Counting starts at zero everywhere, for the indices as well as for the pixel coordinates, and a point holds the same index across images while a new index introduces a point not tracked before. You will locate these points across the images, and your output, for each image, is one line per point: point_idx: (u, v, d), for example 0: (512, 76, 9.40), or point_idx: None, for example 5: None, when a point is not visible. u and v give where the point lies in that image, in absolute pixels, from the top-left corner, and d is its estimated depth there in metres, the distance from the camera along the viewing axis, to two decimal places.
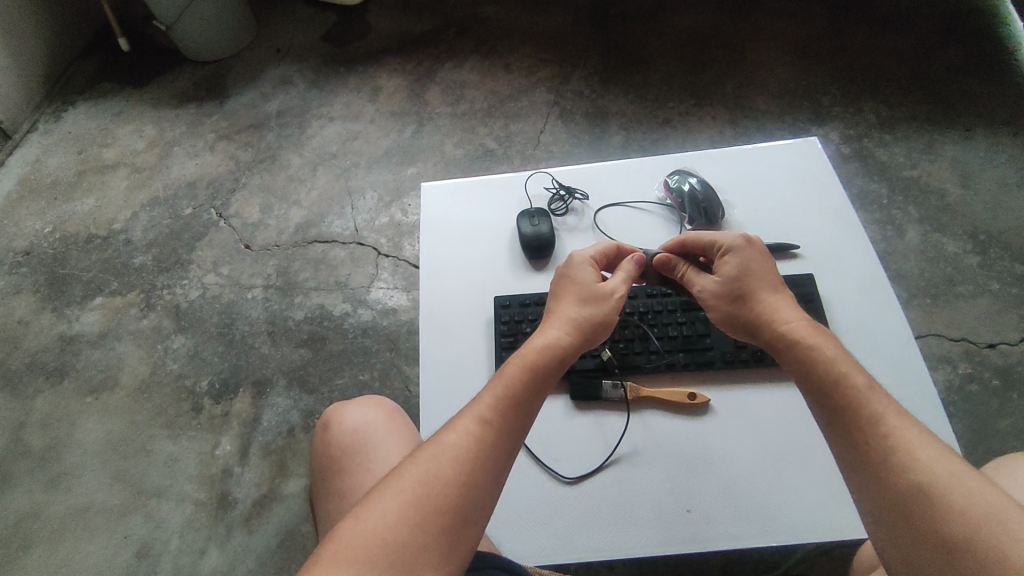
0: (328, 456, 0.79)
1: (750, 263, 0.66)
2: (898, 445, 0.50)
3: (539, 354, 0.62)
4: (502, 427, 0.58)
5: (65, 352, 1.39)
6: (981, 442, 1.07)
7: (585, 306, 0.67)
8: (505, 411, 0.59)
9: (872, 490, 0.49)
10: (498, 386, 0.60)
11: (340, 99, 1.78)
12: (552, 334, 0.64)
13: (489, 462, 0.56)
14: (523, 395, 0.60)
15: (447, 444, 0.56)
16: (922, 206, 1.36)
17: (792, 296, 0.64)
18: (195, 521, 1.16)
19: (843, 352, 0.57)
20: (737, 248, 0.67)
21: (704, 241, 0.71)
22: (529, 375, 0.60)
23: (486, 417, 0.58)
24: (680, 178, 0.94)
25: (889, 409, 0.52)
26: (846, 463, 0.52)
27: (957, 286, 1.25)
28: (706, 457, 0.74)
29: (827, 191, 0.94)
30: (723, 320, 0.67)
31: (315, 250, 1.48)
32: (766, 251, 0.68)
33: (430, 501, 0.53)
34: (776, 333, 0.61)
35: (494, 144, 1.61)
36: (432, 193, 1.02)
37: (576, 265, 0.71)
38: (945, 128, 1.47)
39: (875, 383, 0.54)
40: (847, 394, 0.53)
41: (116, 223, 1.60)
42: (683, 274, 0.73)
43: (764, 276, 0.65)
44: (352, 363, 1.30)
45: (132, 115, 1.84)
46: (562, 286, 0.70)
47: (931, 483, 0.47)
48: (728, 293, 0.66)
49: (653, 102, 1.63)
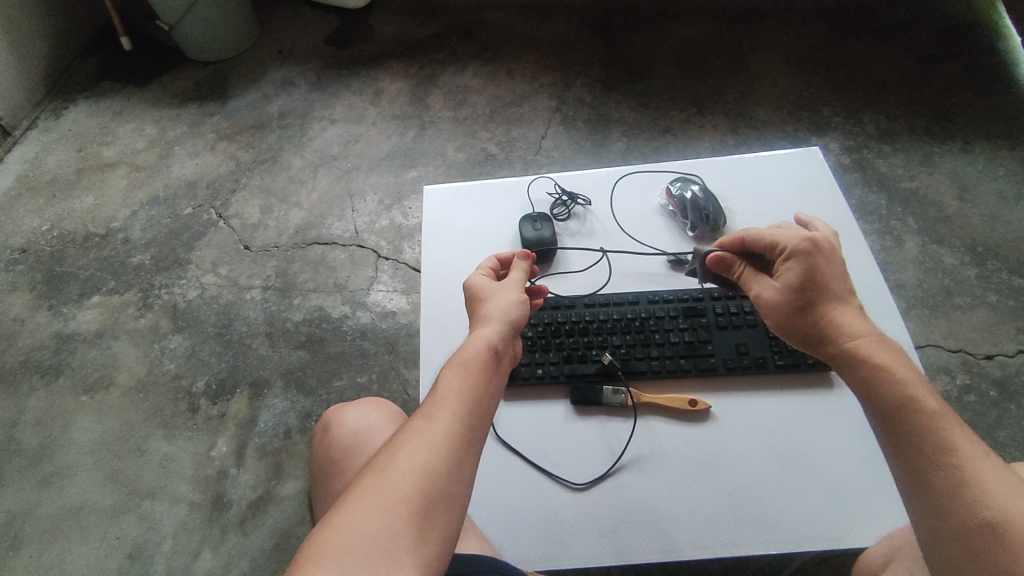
0: (328, 457, 0.79)
1: (816, 271, 0.63)
2: (968, 476, 0.48)
3: (472, 352, 0.62)
4: (449, 417, 0.57)
5: (61, 350, 1.38)
6: None
7: (497, 304, 0.68)
8: (453, 402, 0.58)
9: (938, 522, 0.49)
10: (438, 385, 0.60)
11: (342, 102, 1.78)
12: (476, 331, 0.65)
13: (446, 452, 0.54)
14: (469, 385, 0.59)
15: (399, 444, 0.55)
16: (921, 217, 1.37)
17: (858, 306, 0.62)
18: (188, 523, 1.15)
19: (911, 372, 0.56)
20: (801, 254, 0.64)
21: (764, 241, 0.69)
22: (465, 367, 0.60)
23: (431, 411, 0.57)
24: (682, 185, 0.94)
25: (964, 438, 0.51)
26: (912, 494, 0.51)
27: (955, 297, 1.25)
28: (708, 465, 0.74)
29: (828, 201, 0.94)
30: (782, 329, 0.66)
31: (315, 251, 1.48)
32: (832, 255, 0.65)
33: (393, 496, 0.51)
34: (838, 348, 0.60)
35: (496, 149, 1.61)
36: (434, 197, 1.02)
37: (472, 283, 0.73)
38: (943, 140, 1.48)
39: (947, 408, 0.53)
40: (915, 421, 0.53)
41: (115, 221, 1.59)
42: (740, 275, 0.70)
43: (832, 285, 0.63)
44: (350, 365, 1.29)
45: (133, 114, 1.83)
46: (471, 301, 0.71)
47: (1002, 512, 0.46)
48: (790, 302, 0.64)
49: (654, 110, 1.63)
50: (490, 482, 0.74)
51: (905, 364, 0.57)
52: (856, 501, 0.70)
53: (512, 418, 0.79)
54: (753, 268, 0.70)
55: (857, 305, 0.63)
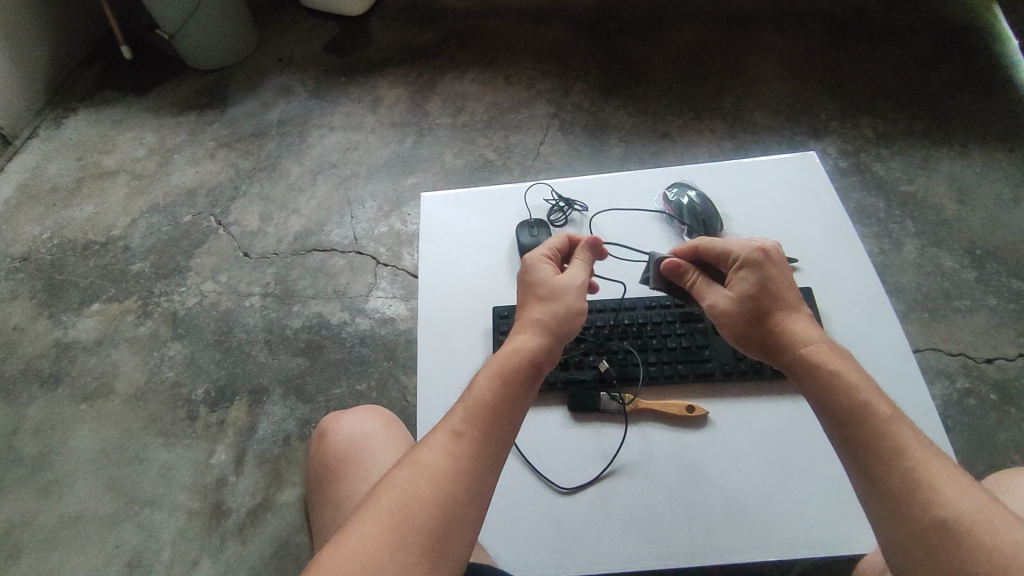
0: (324, 465, 0.78)
1: (769, 278, 0.65)
2: (922, 479, 0.49)
3: (506, 360, 0.61)
4: (474, 435, 0.57)
5: (60, 358, 1.39)
6: (980, 458, 1.07)
7: (550, 306, 0.67)
8: (481, 420, 0.58)
9: (894, 523, 0.49)
10: (468, 398, 0.59)
11: (341, 109, 1.79)
12: (520, 337, 0.64)
13: (466, 473, 0.55)
14: (499, 402, 0.59)
15: (423, 461, 0.56)
16: (920, 221, 1.37)
17: (810, 314, 0.64)
18: (187, 531, 1.15)
19: (863, 375, 0.57)
20: (754, 263, 0.66)
21: (716, 251, 0.70)
22: (499, 379, 0.60)
23: (460, 429, 0.57)
24: (679, 191, 0.95)
25: (916, 441, 0.51)
26: (871, 497, 0.52)
27: (955, 300, 1.25)
28: (705, 472, 0.73)
29: (825, 206, 0.94)
30: (737, 337, 0.66)
31: (315, 258, 1.48)
32: (782, 264, 0.67)
33: (411, 517, 0.52)
34: (796, 354, 0.61)
35: (494, 155, 1.62)
36: (432, 204, 1.02)
37: (531, 268, 0.71)
38: (942, 143, 1.48)
39: (898, 410, 0.54)
40: (870, 424, 0.53)
41: (115, 229, 1.60)
42: (694, 284, 0.72)
43: (783, 294, 0.64)
44: (350, 372, 1.29)
45: (133, 122, 1.84)
46: (525, 292, 0.70)
47: (957, 517, 0.47)
48: (744, 311, 0.65)
49: (652, 115, 1.64)
50: None
51: (856, 368, 0.58)
52: (855, 508, 0.70)
53: None
54: (706, 277, 0.71)
55: (808, 312, 0.64)
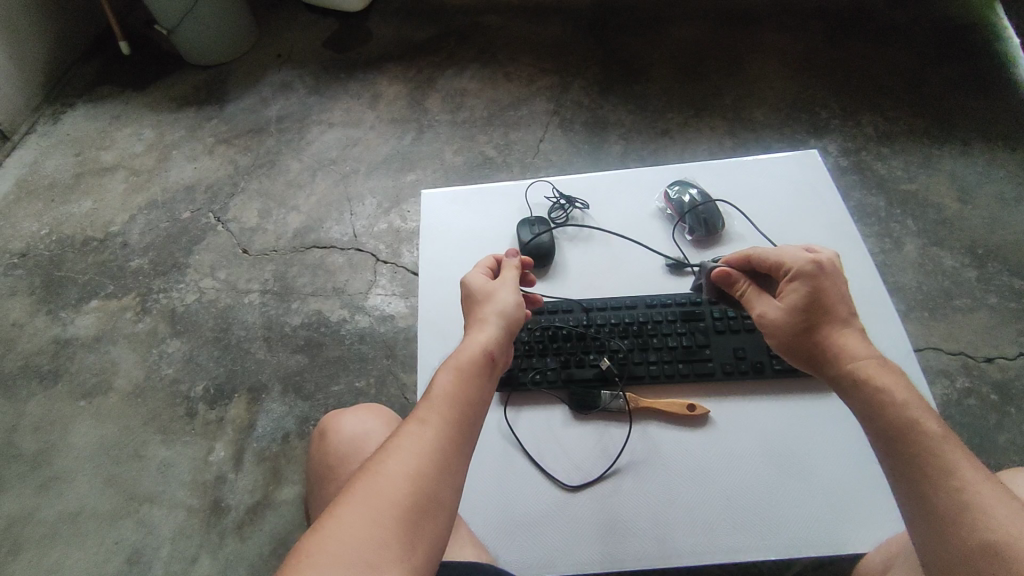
0: (324, 464, 0.78)
1: (822, 292, 0.63)
2: (969, 500, 0.49)
3: (465, 353, 0.63)
4: (439, 419, 0.58)
5: (59, 355, 1.38)
6: (979, 457, 1.07)
7: (494, 305, 0.68)
8: (444, 406, 0.59)
9: (941, 543, 0.50)
10: (432, 387, 0.60)
11: (340, 105, 1.78)
12: (472, 333, 0.66)
13: (432, 454, 0.55)
14: (461, 388, 0.60)
15: (390, 449, 0.56)
16: (920, 220, 1.36)
17: (862, 328, 0.62)
18: (186, 529, 1.15)
19: (914, 394, 0.56)
20: (804, 275, 0.64)
21: (767, 260, 0.68)
22: (457, 369, 0.61)
23: (424, 415, 0.58)
24: (680, 189, 0.94)
25: (968, 462, 0.52)
26: (916, 515, 0.52)
27: (955, 299, 1.25)
28: (707, 471, 0.73)
29: (826, 205, 0.94)
30: (784, 348, 0.65)
31: (314, 255, 1.48)
32: (836, 274, 0.65)
33: (384, 499, 0.52)
34: (842, 368, 0.60)
35: (494, 152, 1.61)
36: (432, 201, 1.02)
37: (468, 279, 0.73)
38: (942, 141, 1.48)
39: (949, 431, 0.54)
40: (917, 444, 0.53)
41: (113, 225, 1.59)
42: (745, 293, 0.70)
43: (834, 308, 0.62)
44: (349, 369, 1.29)
45: (131, 118, 1.83)
46: (465, 299, 0.71)
47: (1005, 542, 0.47)
48: (794, 324, 0.63)
49: (653, 113, 1.63)
50: (485, 486, 0.74)
51: (907, 387, 0.57)
52: (856, 508, 0.70)
53: (508, 421, 0.79)
54: (757, 286, 0.70)
55: (860, 326, 0.63)
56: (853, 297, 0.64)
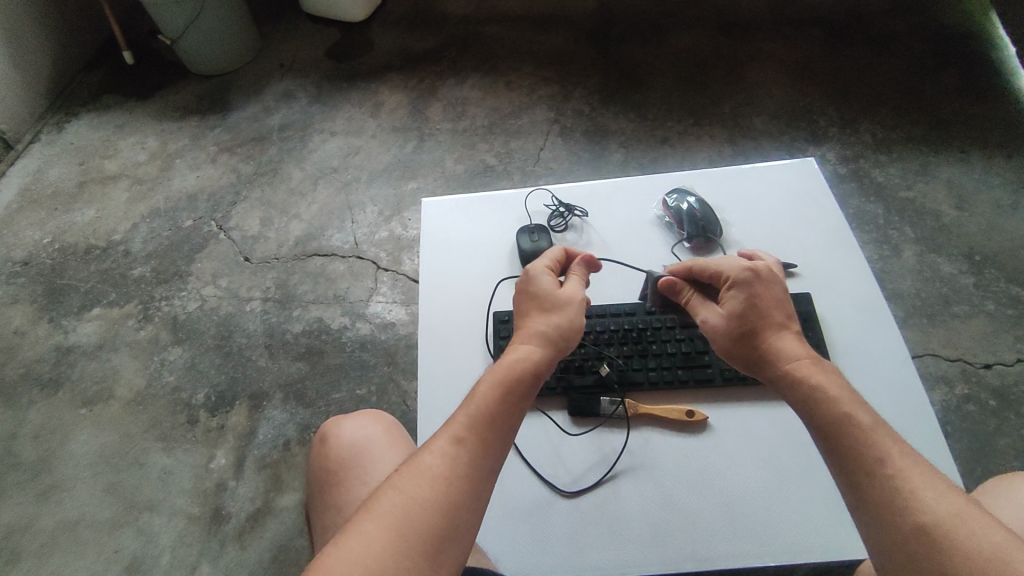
0: (325, 470, 0.78)
1: (758, 298, 0.66)
2: (904, 488, 0.52)
3: (511, 371, 0.63)
4: (473, 445, 0.59)
5: (60, 363, 1.39)
6: (979, 464, 1.07)
7: (555, 320, 0.67)
8: (481, 431, 0.60)
9: (883, 530, 0.51)
10: (475, 406, 0.61)
11: (342, 114, 1.80)
12: (524, 350, 0.65)
13: (466, 479, 0.58)
14: (500, 416, 0.61)
15: (423, 467, 0.58)
16: (918, 227, 1.37)
17: (797, 331, 0.65)
18: (186, 536, 1.15)
19: (846, 389, 0.59)
20: (742, 283, 0.67)
21: (709, 269, 0.71)
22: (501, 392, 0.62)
23: (458, 437, 0.60)
24: (678, 197, 0.95)
25: (900, 453, 0.54)
26: (860, 508, 0.54)
27: (953, 306, 1.25)
28: (705, 476, 0.74)
29: (824, 213, 0.94)
30: (726, 354, 0.67)
31: (315, 263, 1.48)
32: (771, 279, 0.68)
33: (409, 525, 0.55)
34: (782, 370, 0.62)
35: (494, 160, 1.62)
36: (433, 209, 1.02)
37: (535, 278, 0.72)
38: (940, 149, 1.49)
39: (880, 421, 0.56)
40: (853, 437, 0.55)
41: (116, 234, 1.60)
42: (688, 300, 0.73)
43: (771, 312, 0.65)
44: (350, 377, 1.29)
45: (135, 127, 1.85)
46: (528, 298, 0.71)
47: (937, 523, 0.49)
48: (732, 328, 0.66)
49: (652, 121, 1.64)
50: None
51: (839, 383, 0.59)
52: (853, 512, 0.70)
53: None
54: (699, 294, 0.72)
55: (796, 328, 0.65)
56: (789, 302, 0.67)
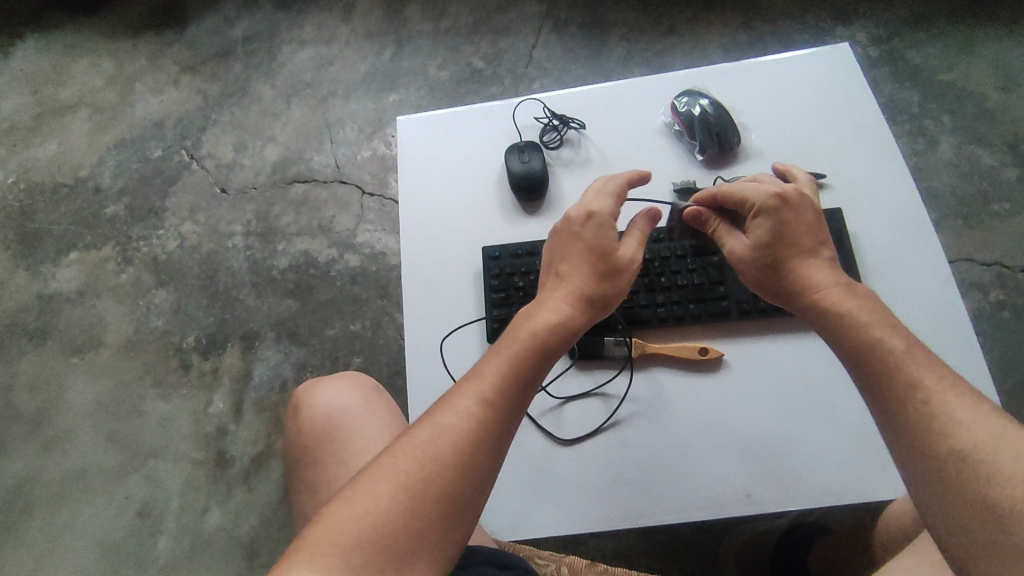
0: (299, 446, 0.70)
1: (784, 226, 0.58)
2: (938, 412, 0.45)
3: (550, 334, 0.56)
4: (503, 411, 0.53)
5: (44, 312, 1.33)
6: (1007, 375, 1.02)
7: (600, 270, 0.60)
8: (510, 392, 0.54)
9: (912, 455, 0.46)
10: (505, 365, 0.55)
11: (311, 19, 1.61)
12: (564, 309, 0.58)
13: (492, 442, 0.52)
14: (531, 377, 0.55)
15: (444, 427, 0.52)
16: (958, 114, 1.23)
17: (832, 256, 0.57)
18: (194, 481, 1.15)
19: (881, 314, 0.52)
20: (768, 211, 0.58)
21: (733, 196, 0.62)
22: (537, 355, 0.55)
23: (487, 398, 0.53)
24: (689, 100, 0.82)
25: (986, 425, 0.44)
26: (905, 464, 0.46)
27: (992, 204, 1.14)
28: (720, 419, 0.68)
29: (857, 110, 0.81)
30: (753, 286, 0.61)
31: (296, 191, 1.38)
32: (802, 205, 0.59)
33: (426, 490, 0.49)
34: (809, 301, 0.55)
35: (482, 64, 1.46)
36: (410, 127, 0.90)
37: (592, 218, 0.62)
38: (987, 21, 1.30)
39: (915, 343, 0.50)
40: (880, 363, 0.49)
41: (82, 170, 1.49)
42: (715, 230, 0.65)
43: (799, 239, 0.57)
44: (342, 313, 1.23)
45: (87, 47, 1.68)
46: (572, 239, 0.62)
47: (978, 450, 0.43)
48: (758, 260, 0.58)
49: (658, 7, 1.45)
50: None
51: (873, 308, 0.52)
52: (882, 453, 0.64)
53: None
54: (727, 223, 0.64)
55: (830, 254, 0.58)
56: (824, 227, 0.59)
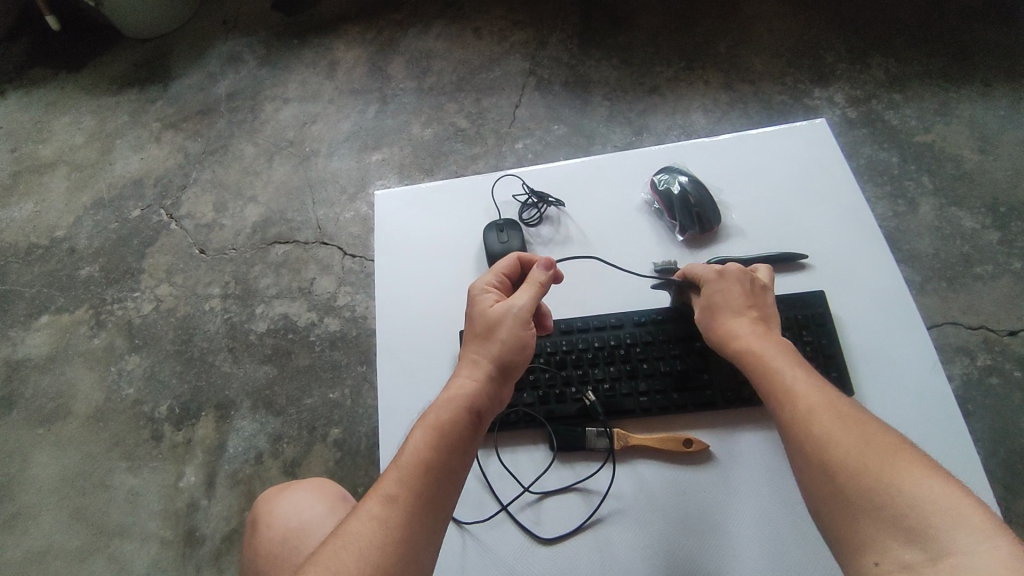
0: (259, 565, 0.65)
1: (720, 293, 0.65)
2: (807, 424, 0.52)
3: (444, 409, 0.56)
4: (408, 499, 0.52)
5: (12, 379, 1.29)
6: (1002, 445, 0.99)
7: (489, 340, 0.60)
8: (413, 479, 0.53)
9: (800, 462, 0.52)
10: (405, 457, 0.54)
11: (295, 77, 1.62)
12: (460, 382, 0.58)
13: (403, 532, 0.50)
14: (437, 457, 0.54)
15: (352, 534, 0.50)
16: (937, 176, 1.24)
17: (766, 318, 0.64)
18: (161, 562, 1.09)
19: (787, 359, 0.58)
20: (708, 281, 0.66)
21: (688, 272, 0.70)
22: (434, 432, 0.55)
23: (389, 492, 0.52)
24: (667, 177, 0.81)
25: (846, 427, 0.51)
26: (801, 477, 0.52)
27: (975, 266, 1.14)
28: (707, 516, 0.64)
29: (837, 187, 0.81)
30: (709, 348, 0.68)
31: (276, 252, 1.36)
32: (740, 276, 0.66)
33: None
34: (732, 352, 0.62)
35: (465, 123, 1.46)
36: (387, 204, 0.90)
37: (473, 301, 0.65)
38: (960, 83, 1.33)
39: (796, 372, 0.57)
40: (779, 396, 0.56)
41: (58, 230, 1.47)
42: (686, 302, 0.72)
43: (733, 302, 0.64)
44: (320, 379, 1.19)
45: (69, 104, 1.67)
46: (467, 324, 0.64)
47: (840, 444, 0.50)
48: (701, 323, 0.66)
49: (639, 67, 1.47)
50: (456, 548, 0.66)
51: (773, 353, 0.59)
52: None
53: (480, 465, 0.71)
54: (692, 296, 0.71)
55: (761, 314, 0.64)
56: (760, 294, 0.66)
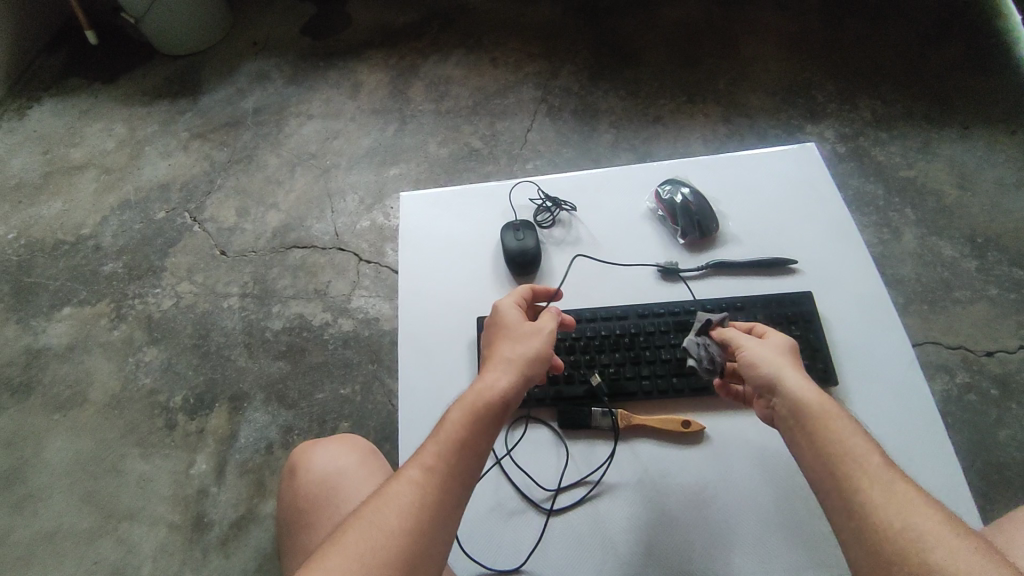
0: (295, 507, 0.72)
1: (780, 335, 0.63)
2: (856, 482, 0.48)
3: (480, 393, 0.61)
4: (445, 472, 0.57)
5: (31, 366, 1.33)
6: (979, 456, 1.05)
7: (517, 344, 0.66)
8: (448, 453, 0.58)
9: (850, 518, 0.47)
10: (442, 432, 0.59)
11: (319, 96, 1.71)
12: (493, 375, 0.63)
13: (439, 503, 0.56)
14: (471, 437, 0.59)
15: (393, 494, 0.56)
16: (920, 208, 1.32)
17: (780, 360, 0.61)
18: (168, 545, 1.12)
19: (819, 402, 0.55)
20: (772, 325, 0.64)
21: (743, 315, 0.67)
22: (469, 415, 0.59)
23: (427, 462, 0.58)
24: (671, 188, 0.89)
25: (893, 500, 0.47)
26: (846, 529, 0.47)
27: (954, 291, 1.21)
28: (703, 491, 0.69)
29: (824, 204, 0.89)
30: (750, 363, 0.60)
31: (294, 256, 1.42)
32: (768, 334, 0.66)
33: (375, 553, 0.52)
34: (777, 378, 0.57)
35: (480, 144, 1.55)
36: (412, 205, 0.97)
37: (503, 310, 0.71)
38: (941, 125, 1.43)
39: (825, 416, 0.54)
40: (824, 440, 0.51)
41: (85, 227, 1.53)
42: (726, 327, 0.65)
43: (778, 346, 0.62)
44: (332, 376, 1.24)
45: (102, 112, 1.76)
46: (494, 328, 0.70)
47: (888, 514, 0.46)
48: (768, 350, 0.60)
49: (643, 99, 1.57)
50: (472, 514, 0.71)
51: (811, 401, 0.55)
52: None
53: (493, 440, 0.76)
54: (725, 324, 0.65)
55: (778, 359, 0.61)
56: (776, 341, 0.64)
